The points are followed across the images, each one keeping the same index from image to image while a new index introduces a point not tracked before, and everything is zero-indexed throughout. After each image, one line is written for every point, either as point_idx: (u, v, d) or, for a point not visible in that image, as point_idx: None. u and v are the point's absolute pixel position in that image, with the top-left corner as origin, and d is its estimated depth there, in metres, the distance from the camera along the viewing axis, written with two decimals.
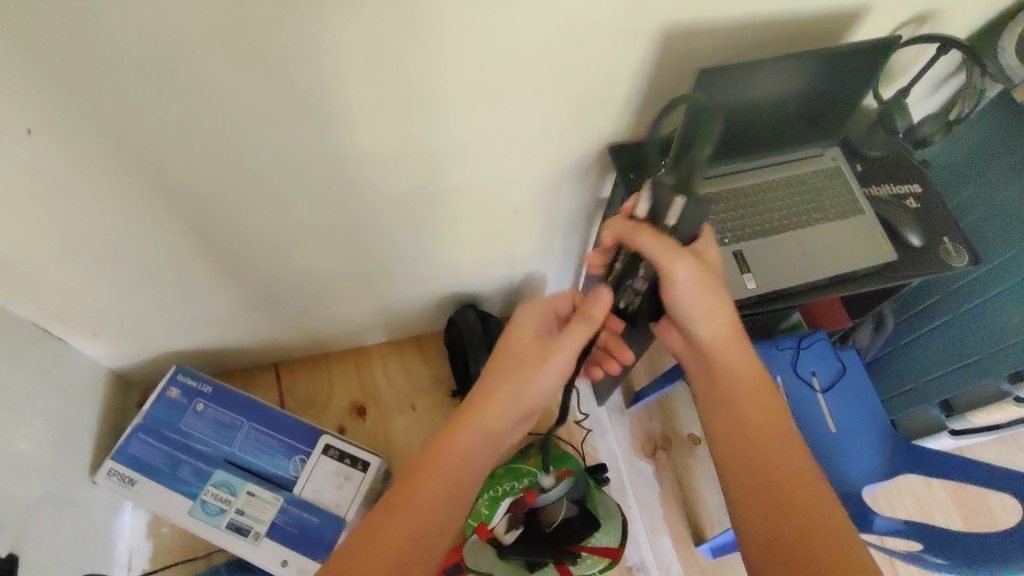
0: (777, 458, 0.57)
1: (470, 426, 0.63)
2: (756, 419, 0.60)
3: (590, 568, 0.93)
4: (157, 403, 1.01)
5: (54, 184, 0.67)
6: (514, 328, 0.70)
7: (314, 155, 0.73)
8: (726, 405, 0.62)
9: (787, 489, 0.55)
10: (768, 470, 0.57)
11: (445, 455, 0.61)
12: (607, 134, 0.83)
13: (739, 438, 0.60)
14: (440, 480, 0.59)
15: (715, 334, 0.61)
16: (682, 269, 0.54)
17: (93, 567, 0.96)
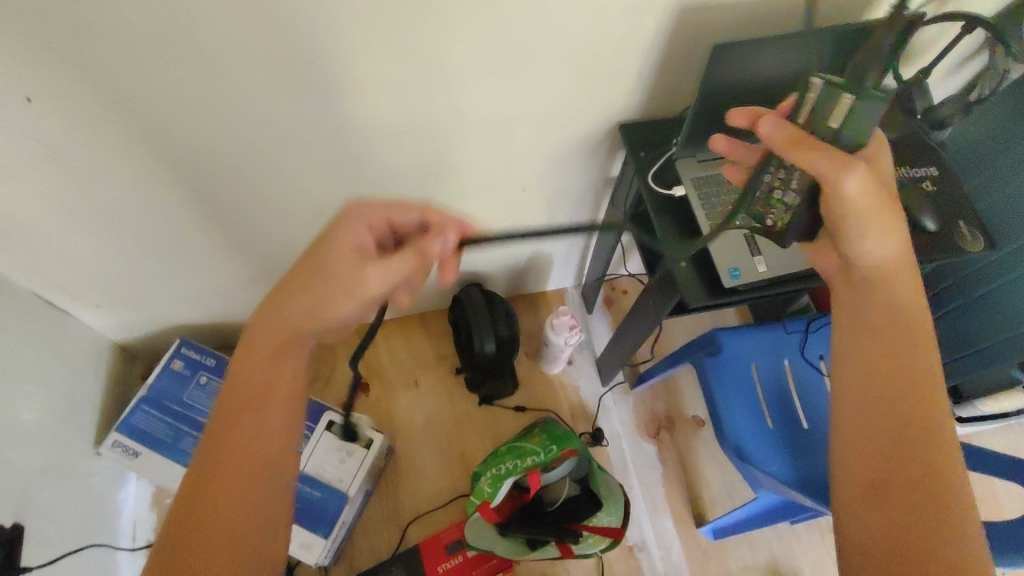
0: (916, 403, 0.50)
1: (273, 367, 0.52)
2: (910, 359, 0.52)
3: (591, 548, 0.93)
4: (161, 376, 1.01)
5: (55, 152, 0.66)
6: (337, 224, 0.55)
7: (319, 127, 0.71)
8: (877, 331, 0.53)
9: (921, 434, 0.48)
10: (900, 407, 0.50)
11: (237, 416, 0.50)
12: (619, 111, 0.81)
13: (873, 369, 0.52)
14: (249, 446, 0.49)
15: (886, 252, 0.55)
16: (853, 180, 0.50)
17: (98, 537, 0.97)
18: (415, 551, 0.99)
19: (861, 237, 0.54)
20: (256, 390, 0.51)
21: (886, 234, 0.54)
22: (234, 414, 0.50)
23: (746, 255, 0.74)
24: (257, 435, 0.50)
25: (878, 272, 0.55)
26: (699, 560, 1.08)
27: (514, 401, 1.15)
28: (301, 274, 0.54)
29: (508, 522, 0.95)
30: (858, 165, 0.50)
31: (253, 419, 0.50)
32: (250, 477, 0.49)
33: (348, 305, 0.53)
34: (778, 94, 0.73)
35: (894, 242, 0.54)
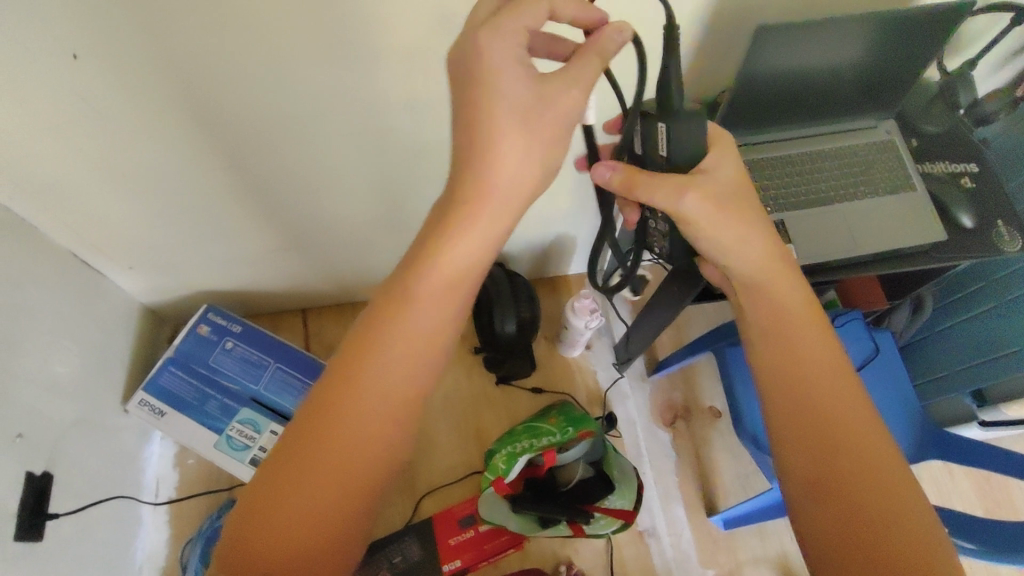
0: (831, 397, 0.53)
1: (404, 356, 0.47)
2: (814, 357, 0.55)
3: (603, 529, 0.95)
4: (187, 339, 1.03)
5: (98, 111, 0.67)
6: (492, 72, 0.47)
7: (354, 96, 0.72)
8: (781, 337, 0.55)
9: (842, 427, 0.52)
10: (819, 405, 0.53)
11: (355, 398, 0.46)
12: (654, 94, 0.81)
13: (788, 375, 0.54)
14: (361, 440, 0.45)
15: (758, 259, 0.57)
16: (690, 201, 0.54)
17: (123, 490, 1.00)
18: (427, 522, 1.01)
19: (729, 247, 0.56)
20: (384, 378, 0.47)
21: (750, 236, 0.56)
22: (350, 389, 0.46)
23: None
24: (367, 422, 0.46)
25: (750, 275, 0.57)
26: (708, 548, 1.08)
27: (531, 382, 1.16)
28: (464, 213, 0.49)
29: (521, 500, 0.95)
30: (690, 188, 0.54)
31: (367, 410, 0.46)
32: (345, 467, 0.45)
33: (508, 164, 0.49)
34: (818, 83, 0.71)
35: (757, 250, 0.56)
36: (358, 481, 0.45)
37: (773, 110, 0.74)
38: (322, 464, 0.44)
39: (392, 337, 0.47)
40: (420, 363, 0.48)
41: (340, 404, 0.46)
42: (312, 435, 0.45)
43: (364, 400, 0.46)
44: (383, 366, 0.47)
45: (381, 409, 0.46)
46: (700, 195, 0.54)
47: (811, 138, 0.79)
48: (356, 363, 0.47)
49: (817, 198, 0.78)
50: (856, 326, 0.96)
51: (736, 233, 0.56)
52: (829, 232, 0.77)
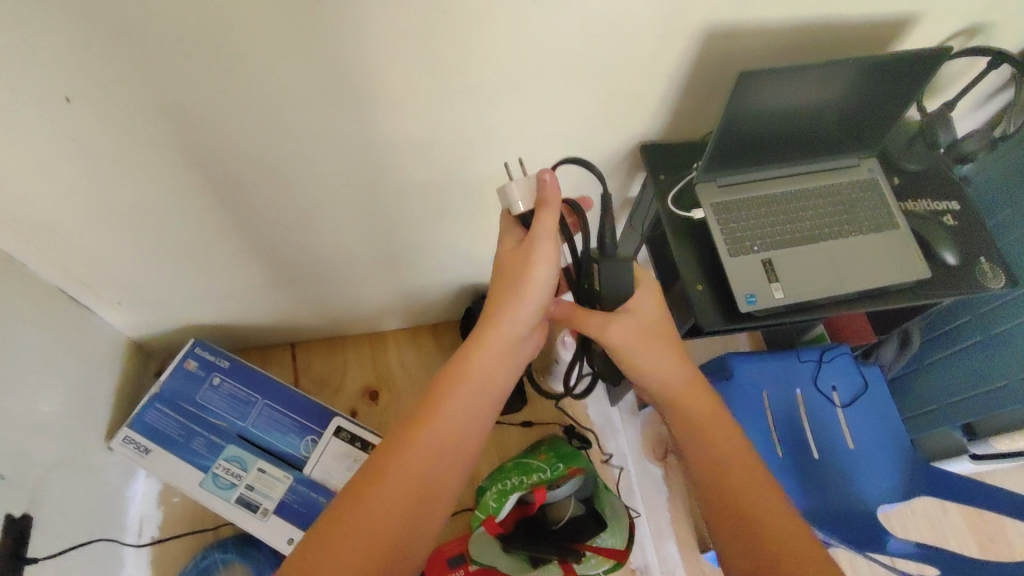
0: (753, 491, 0.59)
1: (464, 399, 0.61)
2: (734, 453, 0.61)
3: (594, 568, 0.94)
4: (174, 375, 1.02)
5: (88, 152, 0.67)
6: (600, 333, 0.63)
7: (345, 138, 0.73)
8: (705, 440, 0.62)
9: (761, 510, 0.57)
10: (737, 492, 0.59)
11: (431, 431, 0.58)
12: (642, 133, 0.82)
13: (712, 474, 0.61)
14: (404, 487, 0.55)
15: (675, 376, 0.65)
16: (614, 333, 0.63)
17: (106, 532, 0.98)
18: None
19: (641, 367, 0.65)
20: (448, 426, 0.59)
21: (664, 360, 0.65)
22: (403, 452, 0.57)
23: (763, 282, 0.75)
24: (438, 467, 0.57)
25: (672, 396, 0.65)
26: None
27: (522, 417, 1.15)
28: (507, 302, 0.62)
29: (511, 540, 0.94)
30: (616, 321, 0.63)
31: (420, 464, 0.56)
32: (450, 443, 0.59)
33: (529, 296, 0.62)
34: (801, 123, 0.73)
35: (674, 367, 0.65)
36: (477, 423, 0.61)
37: (756, 150, 0.75)
38: (366, 524, 0.52)
39: (466, 380, 0.62)
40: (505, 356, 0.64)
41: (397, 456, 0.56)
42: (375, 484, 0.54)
43: (419, 448, 0.57)
44: (458, 401, 0.61)
45: (436, 449, 0.58)
46: (624, 325, 0.63)
47: (796, 177, 0.80)
48: (430, 407, 0.60)
49: (802, 236, 0.79)
50: (844, 362, 0.99)
51: (653, 351, 0.64)
52: (817, 268, 0.77)
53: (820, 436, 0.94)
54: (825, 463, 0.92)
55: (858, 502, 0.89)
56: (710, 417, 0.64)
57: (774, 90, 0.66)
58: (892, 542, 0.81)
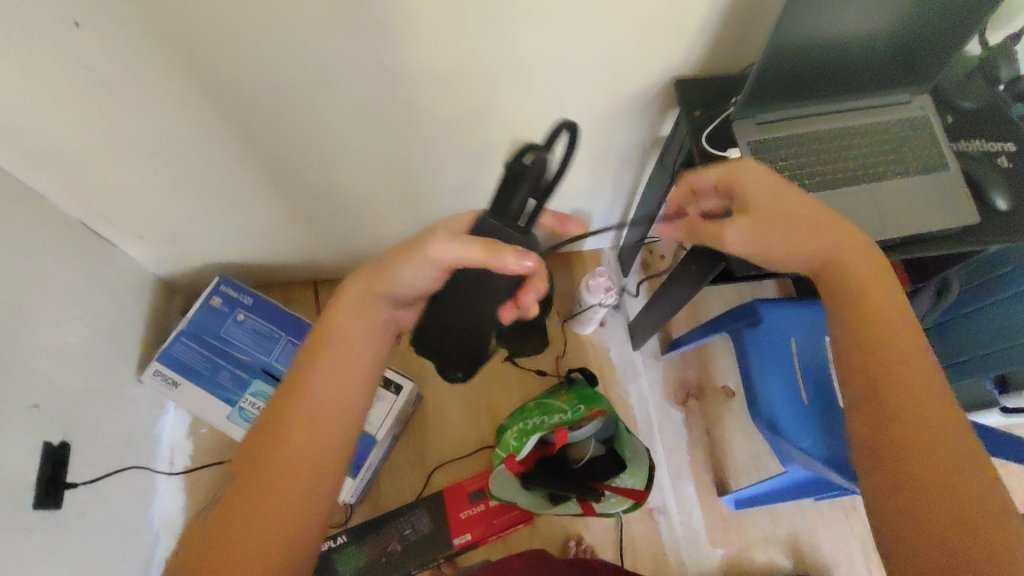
0: (920, 390, 0.49)
1: (334, 366, 0.49)
2: (898, 336, 0.52)
3: (614, 507, 0.95)
4: (200, 310, 1.03)
5: (103, 82, 0.65)
6: (722, 232, 0.59)
7: (366, 68, 0.69)
8: (866, 321, 0.53)
9: (924, 417, 0.47)
10: (897, 373, 0.50)
11: (295, 419, 0.47)
12: (678, 66, 0.77)
13: (866, 346, 0.52)
14: (281, 484, 0.45)
15: (817, 254, 0.56)
16: (731, 232, 0.58)
17: (139, 461, 1.02)
18: (438, 496, 1.03)
19: (797, 253, 0.56)
20: (316, 398, 0.48)
21: (818, 237, 0.56)
22: (269, 449, 0.46)
23: None
24: (320, 455, 0.47)
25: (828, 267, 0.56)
26: (717, 527, 1.09)
27: (542, 359, 1.16)
28: (357, 287, 0.52)
29: (531, 477, 0.96)
30: (734, 219, 0.58)
31: (292, 456, 0.46)
32: (330, 421, 0.47)
33: (416, 270, 0.50)
34: (852, 56, 0.68)
35: (821, 246, 0.56)
36: (355, 387, 0.49)
37: (799, 86, 0.71)
38: (231, 556, 0.42)
39: (327, 349, 0.50)
40: (361, 319, 0.51)
41: (262, 457, 0.46)
42: (252, 493, 0.44)
43: (302, 432, 0.46)
44: (321, 371, 0.49)
45: (305, 461, 0.46)
46: (743, 228, 0.57)
47: (841, 115, 0.76)
48: (297, 384, 0.49)
49: (843, 176, 0.75)
50: None
51: (795, 233, 0.56)
52: (860, 212, 0.74)
53: None
54: None
55: None
56: (884, 301, 0.54)
57: (824, 16, 0.62)
58: None
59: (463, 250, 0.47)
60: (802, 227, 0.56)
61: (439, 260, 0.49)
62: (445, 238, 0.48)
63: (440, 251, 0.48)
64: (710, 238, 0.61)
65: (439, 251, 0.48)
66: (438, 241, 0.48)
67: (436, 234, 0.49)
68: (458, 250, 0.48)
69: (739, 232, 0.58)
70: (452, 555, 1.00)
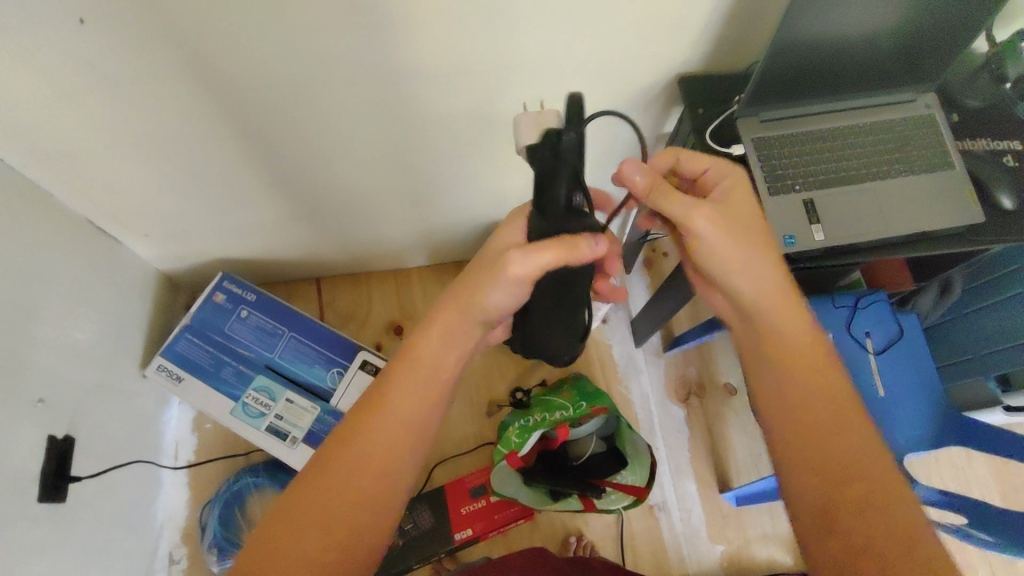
0: (838, 432, 0.50)
1: (420, 389, 0.54)
2: (820, 380, 0.53)
3: (613, 504, 0.95)
4: (203, 307, 1.03)
5: (107, 78, 0.65)
6: (685, 216, 0.55)
7: (369, 66, 0.69)
8: (781, 365, 0.54)
9: (847, 461, 0.48)
10: (814, 416, 0.51)
11: (378, 417, 0.52)
12: (681, 64, 0.77)
13: (798, 400, 0.52)
14: (354, 481, 0.49)
15: (758, 285, 0.55)
16: (697, 220, 0.54)
17: (144, 455, 1.03)
18: (440, 492, 1.03)
19: (732, 271, 0.55)
20: (402, 412, 0.52)
21: (754, 262, 0.55)
22: (349, 448, 0.50)
23: (804, 224, 0.73)
24: (394, 466, 0.51)
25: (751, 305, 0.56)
26: (718, 524, 1.09)
27: (544, 355, 1.17)
28: (450, 308, 0.57)
29: (532, 473, 0.96)
30: (702, 203, 0.55)
31: (371, 459, 0.50)
32: (405, 437, 0.52)
33: (499, 294, 0.55)
34: (856, 55, 0.67)
35: (759, 272, 0.55)
36: (432, 409, 0.54)
37: (803, 84, 0.70)
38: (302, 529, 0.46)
39: (418, 367, 0.55)
40: (451, 336, 0.56)
41: (338, 455, 0.50)
42: (331, 490, 0.48)
43: (380, 430, 0.51)
44: (411, 389, 0.54)
45: (378, 455, 0.50)
46: (709, 212, 0.55)
47: (844, 113, 0.76)
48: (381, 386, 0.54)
49: (846, 174, 0.75)
50: (879, 309, 0.96)
51: (742, 247, 0.55)
52: (862, 211, 0.74)
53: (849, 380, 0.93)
54: None
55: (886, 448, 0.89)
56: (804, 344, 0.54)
57: (830, 13, 0.61)
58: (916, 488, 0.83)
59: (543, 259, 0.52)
60: (750, 252, 0.55)
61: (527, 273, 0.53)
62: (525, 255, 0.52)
63: (525, 267, 0.52)
64: (668, 209, 0.55)
65: (521, 270, 0.52)
66: (516, 257, 0.52)
67: (511, 256, 0.53)
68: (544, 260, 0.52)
69: (700, 218, 0.54)
70: (453, 550, 1.01)
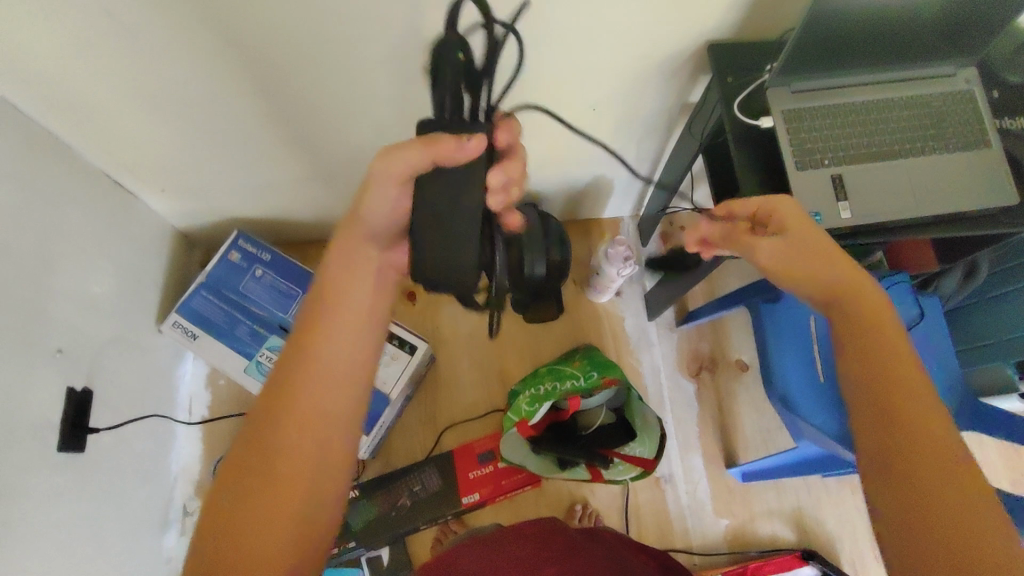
0: (908, 384, 0.49)
1: (347, 329, 0.50)
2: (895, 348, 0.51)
3: (620, 474, 0.96)
4: (219, 264, 1.03)
5: (123, 28, 0.63)
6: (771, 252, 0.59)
7: (387, 25, 0.67)
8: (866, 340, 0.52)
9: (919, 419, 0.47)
10: (893, 375, 0.49)
11: (306, 380, 0.48)
12: (711, 31, 0.74)
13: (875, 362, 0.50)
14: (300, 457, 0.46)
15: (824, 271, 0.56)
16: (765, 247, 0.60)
17: (160, 409, 1.05)
18: (448, 456, 1.05)
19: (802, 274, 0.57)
20: (328, 364, 0.48)
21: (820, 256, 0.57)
22: (273, 426, 0.46)
23: (830, 199, 0.71)
24: (339, 418, 0.48)
25: (838, 291, 0.55)
26: (724, 499, 1.10)
27: (558, 325, 1.16)
28: (347, 230, 0.53)
29: (542, 442, 0.98)
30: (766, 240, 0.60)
31: (304, 425, 0.46)
32: (337, 384, 0.48)
33: (382, 202, 0.52)
34: (898, 25, 0.65)
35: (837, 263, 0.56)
36: (365, 346, 0.51)
37: (838, 54, 0.67)
38: (256, 510, 0.44)
39: (337, 311, 0.50)
40: (365, 262, 0.53)
41: (268, 446, 0.45)
42: (262, 468, 0.45)
43: (308, 397, 0.47)
44: (332, 335, 0.49)
45: (310, 420, 0.47)
46: (774, 242, 0.59)
47: (878, 86, 0.73)
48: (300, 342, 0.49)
49: (875, 152, 0.74)
50: (902, 291, 0.94)
51: (814, 240, 0.57)
52: (890, 190, 0.73)
53: None
54: None
55: None
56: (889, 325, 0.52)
57: None
58: None
59: (404, 153, 0.48)
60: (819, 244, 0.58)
61: (398, 171, 0.49)
62: (393, 149, 0.49)
63: (393, 164, 0.49)
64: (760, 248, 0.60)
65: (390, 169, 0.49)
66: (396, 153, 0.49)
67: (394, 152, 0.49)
68: (402, 154, 0.48)
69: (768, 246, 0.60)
70: (460, 512, 1.03)
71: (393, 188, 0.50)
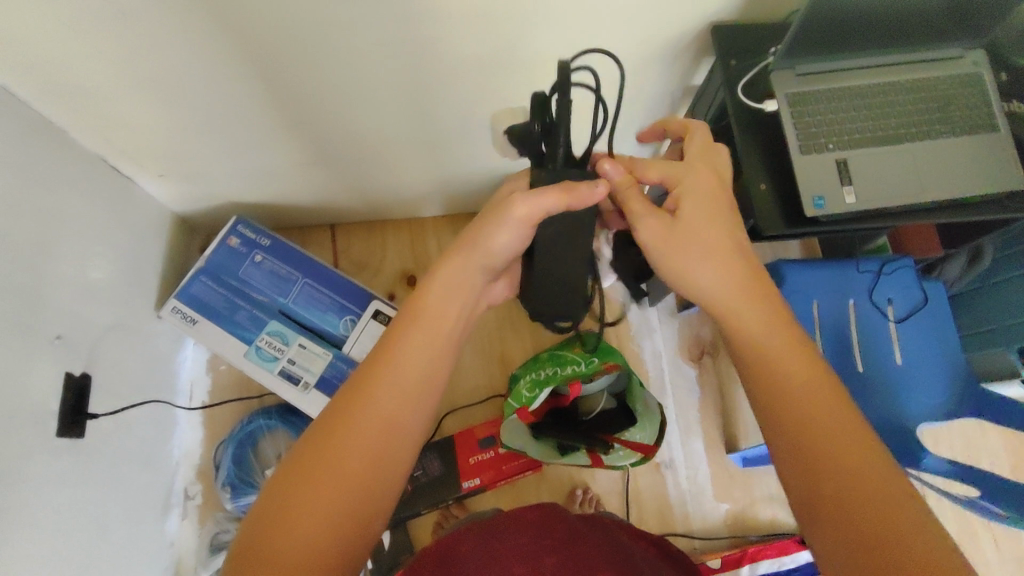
0: (806, 394, 0.50)
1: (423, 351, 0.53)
2: (788, 360, 0.52)
3: (620, 460, 0.96)
4: (218, 250, 1.03)
5: (116, 13, 0.62)
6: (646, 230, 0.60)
7: (385, 9, 0.66)
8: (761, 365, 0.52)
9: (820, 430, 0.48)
10: (790, 390, 0.50)
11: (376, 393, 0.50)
12: (715, 13, 0.72)
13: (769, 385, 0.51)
14: (357, 456, 0.47)
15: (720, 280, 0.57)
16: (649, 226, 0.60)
17: (162, 395, 1.05)
18: (449, 441, 1.05)
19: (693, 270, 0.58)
20: (402, 381, 0.51)
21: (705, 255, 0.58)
22: (338, 433, 0.48)
23: (835, 184, 0.71)
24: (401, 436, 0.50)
25: (716, 308, 0.57)
26: (724, 483, 1.10)
27: None
28: (459, 254, 0.58)
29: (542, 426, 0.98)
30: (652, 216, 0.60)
31: (370, 435, 0.48)
32: (401, 402, 0.51)
33: (505, 236, 0.57)
34: (904, 7, 0.63)
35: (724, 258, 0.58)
36: (439, 366, 0.54)
37: (843, 36, 0.66)
38: (309, 509, 0.45)
39: (417, 329, 0.54)
40: (458, 284, 0.57)
41: (330, 450, 0.47)
42: (321, 468, 0.46)
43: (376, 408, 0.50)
44: (413, 348, 0.53)
45: (378, 432, 0.49)
46: (655, 223, 0.59)
47: (884, 69, 0.72)
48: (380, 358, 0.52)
49: (879, 136, 0.73)
50: (904, 276, 0.94)
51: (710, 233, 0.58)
52: (896, 174, 0.72)
53: (868, 345, 0.92)
54: (872, 381, 0.90)
55: (901, 416, 0.89)
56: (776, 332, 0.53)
57: None
58: (927, 459, 0.84)
59: (545, 200, 0.55)
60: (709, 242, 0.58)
61: (529, 212, 0.55)
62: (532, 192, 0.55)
63: (533, 206, 0.55)
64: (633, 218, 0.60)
65: (525, 209, 0.55)
66: (523, 200, 0.55)
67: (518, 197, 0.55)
68: (542, 200, 0.55)
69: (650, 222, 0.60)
70: (460, 497, 1.03)
71: (515, 228, 0.56)
